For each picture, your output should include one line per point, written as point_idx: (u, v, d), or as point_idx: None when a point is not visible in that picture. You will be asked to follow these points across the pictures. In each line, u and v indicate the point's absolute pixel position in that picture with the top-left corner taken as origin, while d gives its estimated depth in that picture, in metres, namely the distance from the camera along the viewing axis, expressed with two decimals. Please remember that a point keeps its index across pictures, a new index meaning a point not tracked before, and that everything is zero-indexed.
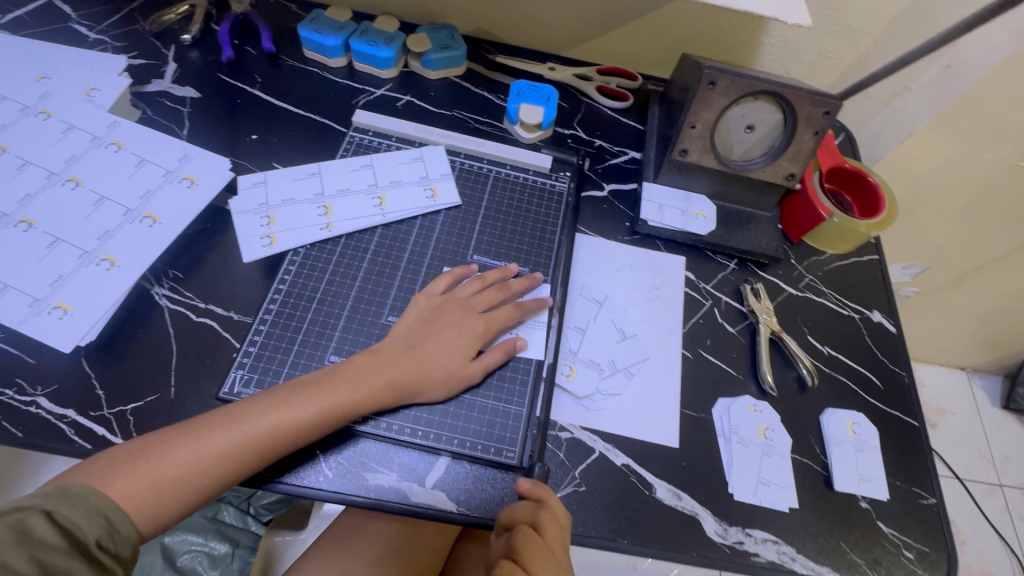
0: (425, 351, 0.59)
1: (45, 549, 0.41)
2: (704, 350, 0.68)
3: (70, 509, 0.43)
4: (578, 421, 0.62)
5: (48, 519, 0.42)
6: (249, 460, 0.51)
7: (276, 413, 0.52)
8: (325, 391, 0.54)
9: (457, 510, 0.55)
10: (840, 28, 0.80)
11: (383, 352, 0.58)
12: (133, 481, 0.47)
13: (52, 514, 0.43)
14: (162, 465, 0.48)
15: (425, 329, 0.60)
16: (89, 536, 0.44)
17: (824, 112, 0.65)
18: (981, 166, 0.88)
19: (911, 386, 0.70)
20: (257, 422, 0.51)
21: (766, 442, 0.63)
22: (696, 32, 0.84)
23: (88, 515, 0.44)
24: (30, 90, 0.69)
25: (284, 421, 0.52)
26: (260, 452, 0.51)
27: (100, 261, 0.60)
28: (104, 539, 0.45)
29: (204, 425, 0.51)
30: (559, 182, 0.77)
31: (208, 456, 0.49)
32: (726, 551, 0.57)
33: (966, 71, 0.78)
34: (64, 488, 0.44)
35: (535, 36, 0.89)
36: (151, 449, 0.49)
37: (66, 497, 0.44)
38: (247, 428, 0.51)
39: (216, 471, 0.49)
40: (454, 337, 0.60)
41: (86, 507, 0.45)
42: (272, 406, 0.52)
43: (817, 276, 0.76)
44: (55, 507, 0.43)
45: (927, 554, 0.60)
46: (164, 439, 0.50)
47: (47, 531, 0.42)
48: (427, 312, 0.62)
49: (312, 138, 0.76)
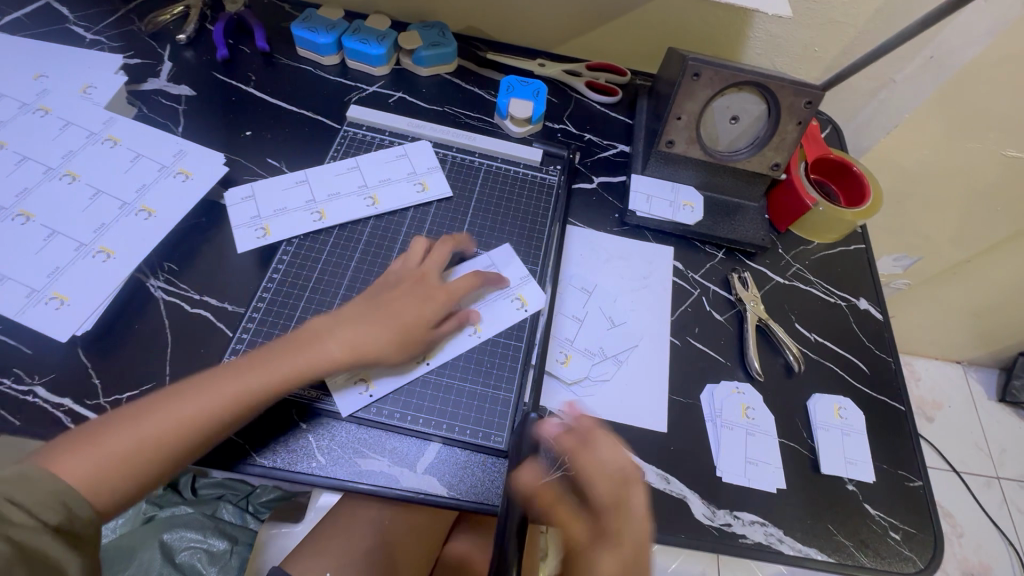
0: (386, 317, 0.59)
1: (14, 527, 0.41)
2: (692, 337, 0.69)
3: (28, 491, 0.43)
4: (567, 407, 0.63)
5: (10, 503, 0.42)
6: (214, 417, 0.51)
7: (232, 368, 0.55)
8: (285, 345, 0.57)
9: (446, 493, 0.56)
10: (824, 22, 0.81)
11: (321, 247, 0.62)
12: (81, 459, 0.47)
13: (11, 498, 0.42)
14: (145, 417, 0.50)
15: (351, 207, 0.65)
16: (51, 521, 0.43)
17: (805, 102, 0.66)
18: (965, 156, 0.90)
19: (897, 370, 0.70)
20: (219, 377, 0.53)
21: (749, 422, 0.64)
22: (683, 27, 0.85)
23: (46, 498, 0.43)
24: (28, 88, 0.71)
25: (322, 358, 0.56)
26: (249, 395, 0.53)
27: (96, 253, 0.61)
28: (64, 523, 0.44)
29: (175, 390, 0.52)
30: (551, 174, 0.78)
31: (180, 412, 0.50)
32: (714, 533, 0.58)
33: (947, 62, 0.79)
34: (20, 473, 0.43)
35: (525, 32, 0.90)
36: (110, 429, 0.49)
37: (23, 481, 0.43)
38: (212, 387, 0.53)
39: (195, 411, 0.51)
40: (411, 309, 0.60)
41: (41, 491, 0.43)
42: (230, 372, 0.54)
43: (805, 265, 0.77)
44: (14, 492, 0.42)
45: (913, 534, 0.60)
46: (120, 417, 0.50)
47: (15, 513, 0.42)
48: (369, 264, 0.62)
49: (306, 134, 0.78)
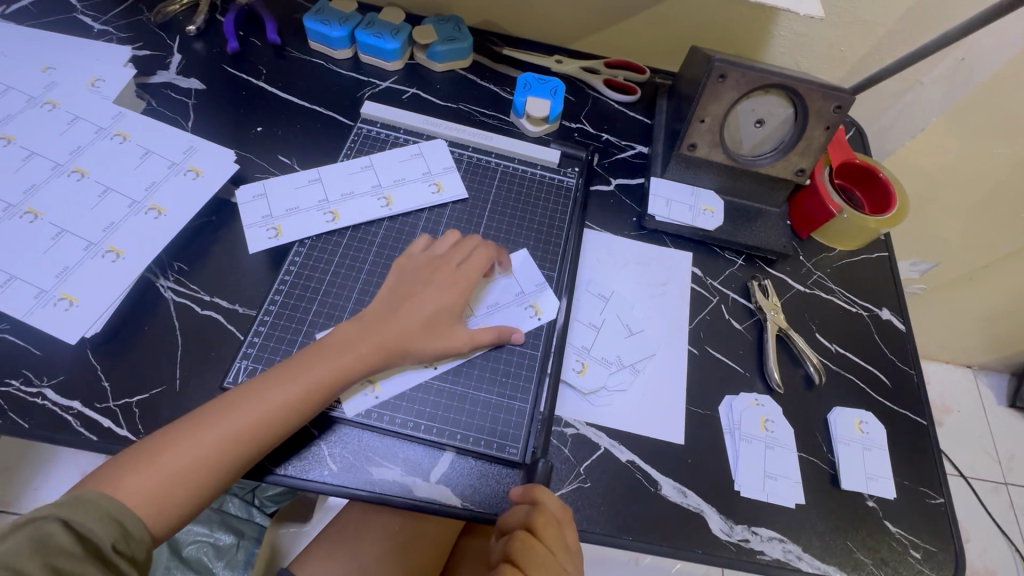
0: (411, 327, 0.58)
1: (60, 556, 0.41)
2: (711, 347, 0.68)
3: (81, 512, 0.43)
4: (583, 418, 0.61)
5: (65, 526, 0.42)
6: (260, 433, 0.51)
7: (275, 379, 0.53)
8: (320, 357, 0.55)
9: (460, 504, 0.55)
10: (853, 22, 0.78)
11: (370, 313, 0.58)
12: (139, 479, 0.47)
13: (68, 521, 0.42)
14: (196, 433, 0.49)
15: (408, 286, 0.60)
16: (105, 541, 0.43)
17: (835, 106, 0.64)
18: (992, 162, 0.87)
19: (919, 383, 0.69)
20: (264, 390, 0.52)
21: (768, 435, 0.62)
22: (705, 24, 0.83)
23: (102, 520, 0.44)
24: (35, 80, 0.69)
25: (351, 359, 0.55)
26: (297, 410, 0.52)
27: (106, 253, 0.60)
28: (120, 543, 0.44)
29: (226, 402, 0.51)
30: (568, 176, 0.76)
31: (229, 427, 0.50)
32: (731, 549, 0.57)
33: (979, 66, 0.77)
34: (77, 496, 0.44)
35: (542, 27, 0.88)
36: (162, 447, 0.49)
37: (80, 504, 0.44)
38: (256, 403, 0.51)
39: (246, 424, 0.50)
40: (451, 321, 0.60)
41: (98, 512, 0.44)
42: (273, 384, 0.53)
43: (826, 273, 0.75)
44: (71, 515, 0.42)
45: (933, 553, 0.59)
46: (173, 435, 0.49)
47: (64, 536, 0.41)
48: (407, 272, 0.61)
49: (318, 131, 0.76)
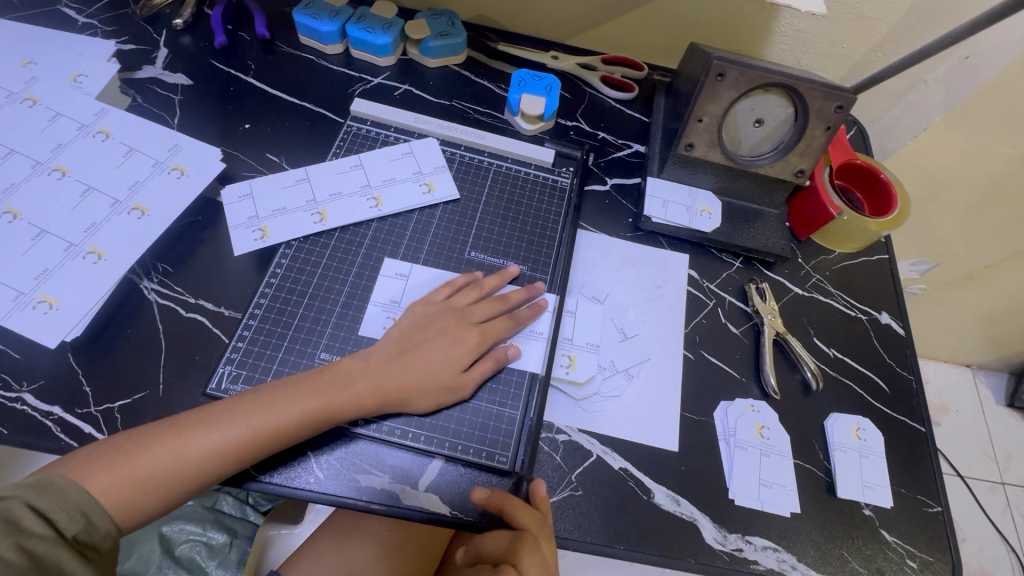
0: (416, 366, 0.57)
1: (31, 538, 0.41)
2: (706, 352, 0.67)
3: (48, 499, 0.43)
4: (575, 424, 0.60)
5: (32, 510, 0.42)
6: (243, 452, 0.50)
7: (269, 399, 0.52)
8: (319, 389, 0.53)
9: (449, 513, 0.54)
10: (855, 18, 0.77)
11: (377, 354, 0.57)
12: (111, 475, 0.46)
13: (34, 505, 0.42)
14: (179, 441, 0.48)
15: (417, 334, 0.59)
16: (69, 530, 0.44)
17: (836, 106, 0.62)
18: (994, 163, 0.86)
19: (918, 389, 0.68)
20: (255, 410, 0.51)
21: (763, 442, 0.61)
22: (704, 20, 0.81)
23: (67, 510, 0.44)
24: (16, 75, 0.67)
25: (350, 398, 0.53)
26: (284, 434, 0.51)
27: (87, 254, 0.58)
28: (82, 533, 0.44)
29: (211, 413, 0.50)
30: (563, 176, 0.75)
31: (212, 441, 0.49)
32: (725, 558, 0.56)
33: (983, 65, 0.76)
34: (45, 480, 0.44)
35: (538, 22, 0.86)
36: (139, 446, 0.48)
37: (48, 489, 0.44)
38: (246, 421, 0.50)
39: (229, 442, 0.49)
40: (448, 354, 0.58)
41: (66, 501, 0.44)
42: (266, 406, 0.51)
43: (825, 276, 0.74)
44: (37, 499, 0.43)
45: (930, 563, 0.58)
46: (153, 436, 0.48)
47: (33, 521, 0.42)
48: (416, 316, 0.60)
49: (307, 128, 0.74)
